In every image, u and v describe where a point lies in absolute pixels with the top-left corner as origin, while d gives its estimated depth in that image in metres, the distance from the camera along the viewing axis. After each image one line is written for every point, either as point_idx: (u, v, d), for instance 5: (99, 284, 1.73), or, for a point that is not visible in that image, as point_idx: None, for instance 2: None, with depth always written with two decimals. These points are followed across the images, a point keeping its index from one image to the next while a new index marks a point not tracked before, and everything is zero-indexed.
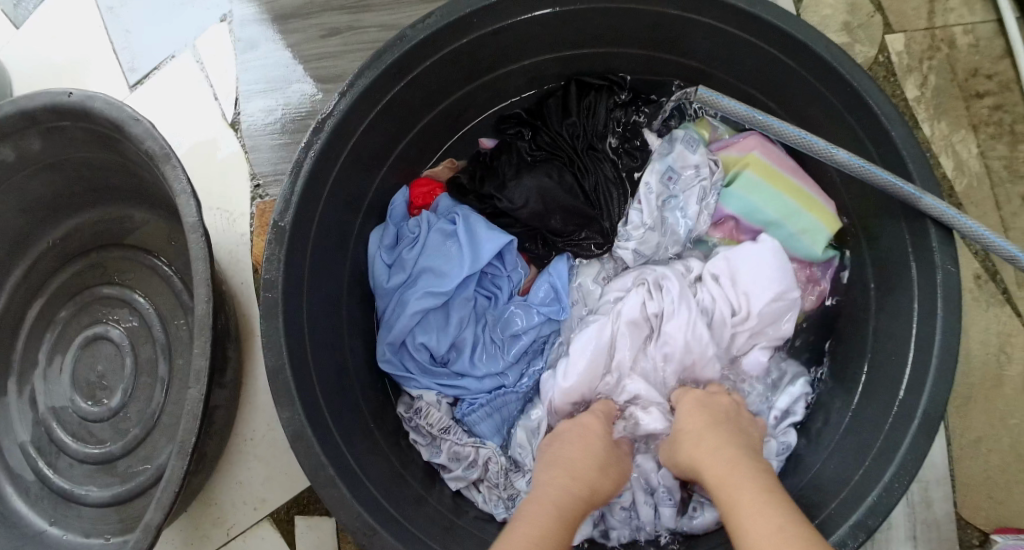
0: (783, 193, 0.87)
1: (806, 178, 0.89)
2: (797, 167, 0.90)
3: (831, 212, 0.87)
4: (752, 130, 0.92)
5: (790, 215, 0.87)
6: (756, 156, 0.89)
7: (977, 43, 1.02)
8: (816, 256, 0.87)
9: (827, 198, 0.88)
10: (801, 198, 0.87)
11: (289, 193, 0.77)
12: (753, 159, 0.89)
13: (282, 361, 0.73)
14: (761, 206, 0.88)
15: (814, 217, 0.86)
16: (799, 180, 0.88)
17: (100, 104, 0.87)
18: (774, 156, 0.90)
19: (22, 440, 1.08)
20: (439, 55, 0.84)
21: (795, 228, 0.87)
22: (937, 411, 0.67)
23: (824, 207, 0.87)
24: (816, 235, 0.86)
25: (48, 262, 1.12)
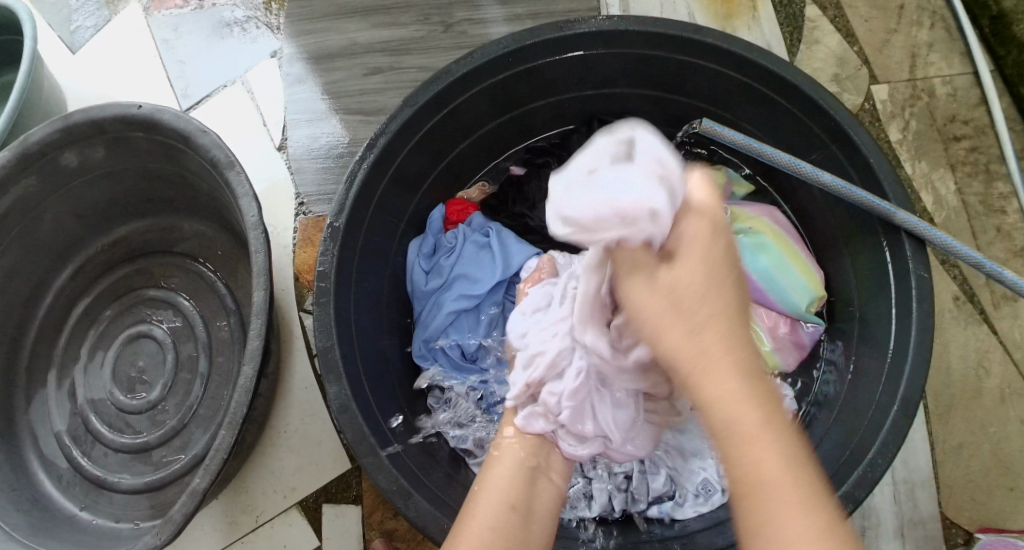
0: (783, 255, 0.95)
1: (806, 249, 0.98)
2: (799, 236, 0.99)
3: (819, 280, 0.95)
4: (766, 201, 1.02)
5: (785, 273, 0.94)
6: (765, 221, 0.98)
7: (954, 93, 1.14)
8: (799, 314, 0.94)
9: (818, 268, 0.97)
10: (795, 261, 0.95)
11: (344, 199, 0.86)
12: (762, 220, 0.98)
13: (331, 341, 0.80)
14: (763, 260, 0.95)
15: (804, 278, 0.94)
16: (799, 247, 0.97)
17: (169, 117, 0.97)
18: (780, 224, 0.99)
19: (58, 430, 1.14)
20: (478, 87, 0.94)
21: (787, 283, 0.94)
22: (915, 395, 0.75)
23: (815, 275, 0.95)
24: (803, 292, 0.94)
25: (97, 265, 1.20)
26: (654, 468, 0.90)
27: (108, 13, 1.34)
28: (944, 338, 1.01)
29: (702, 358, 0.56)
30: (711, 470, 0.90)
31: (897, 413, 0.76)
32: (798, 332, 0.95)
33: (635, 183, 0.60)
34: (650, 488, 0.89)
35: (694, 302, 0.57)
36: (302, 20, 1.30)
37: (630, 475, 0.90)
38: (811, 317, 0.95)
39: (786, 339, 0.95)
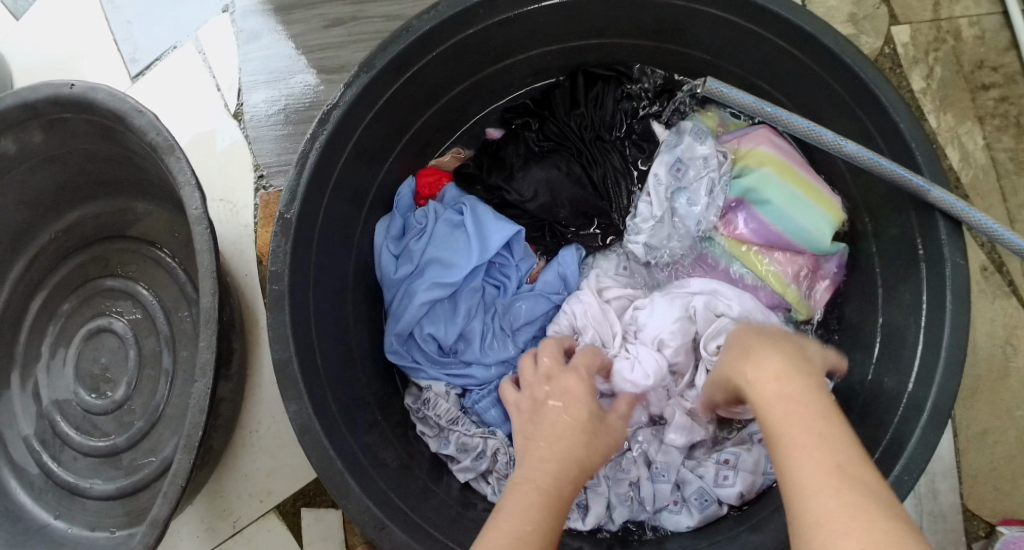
0: (792, 188, 0.85)
1: (811, 171, 0.88)
2: (802, 160, 0.89)
3: (834, 203, 0.85)
4: (760, 124, 0.91)
5: (798, 208, 0.84)
6: (763, 152, 0.88)
7: (983, 34, 1.02)
8: (823, 250, 0.85)
9: (831, 190, 0.87)
10: (807, 192, 0.85)
11: (295, 185, 0.77)
12: (759, 151, 0.88)
13: (289, 353, 0.73)
14: (769, 196, 0.85)
15: (820, 209, 0.84)
16: (804, 172, 0.87)
17: (103, 96, 0.87)
18: (780, 149, 0.88)
19: (25, 433, 1.08)
20: (444, 46, 0.83)
21: (803, 220, 0.84)
22: (946, 404, 0.68)
23: (828, 198, 0.85)
24: (824, 227, 0.84)
25: (51, 254, 1.11)
26: (661, 471, 0.84)
27: None
28: None
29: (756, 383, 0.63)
30: (710, 477, 0.83)
31: (925, 424, 0.68)
32: (819, 267, 0.87)
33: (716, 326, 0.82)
34: (654, 496, 0.84)
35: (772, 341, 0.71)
36: None
37: (635, 483, 0.85)
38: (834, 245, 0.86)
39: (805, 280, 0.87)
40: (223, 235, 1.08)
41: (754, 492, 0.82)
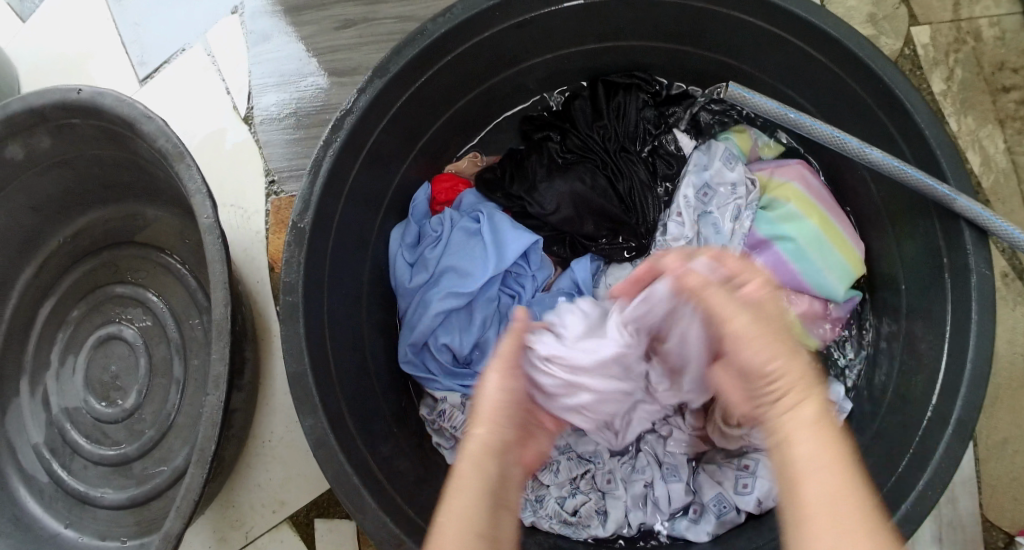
0: (817, 229, 0.83)
1: (842, 217, 0.85)
2: (835, 204, 0.86)
3: (858, 255, 0.84)
4: (796, 159, 0.90)
5: (820, 250, 0.82)
6: (796, 189, 0.85)
7: (1004, 35, 1.01)
8: (838, 297, 0.83)
9: (856, 239, 0.85)
10: (832, 235, 0.83)
11: (308, 193, 0.75)
12: (790, 186, 0.86)
13: (304, 367, 0.72)
14: (793, 234, 0.83)
15: (842, 256, 0.83)
16: (835, 217, 0.85)
17: (111, 101, 0.86)
18: (813, 188, 0.86)
19: (35, 442, 1.07)
20: (459, 50, 0.82)
21: (822, 263, 0.82)
22: (971, 417, 0.67)
23: (853, 248, 0.84)
24: (840, 273, 0.83)
25: (60, 260, 1.10)
26: (672, 472, 0.85)
27: None
28: None
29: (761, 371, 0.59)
30: (727, 484, 0.82)
31: (951, 438, 0.67)
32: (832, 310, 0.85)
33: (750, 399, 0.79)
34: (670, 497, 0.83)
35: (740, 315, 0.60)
36: None
37: (650, 484, 0.84)
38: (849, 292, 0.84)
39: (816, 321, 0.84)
40: (233, 241, 1.07)
41: (773, 497, 0.80)
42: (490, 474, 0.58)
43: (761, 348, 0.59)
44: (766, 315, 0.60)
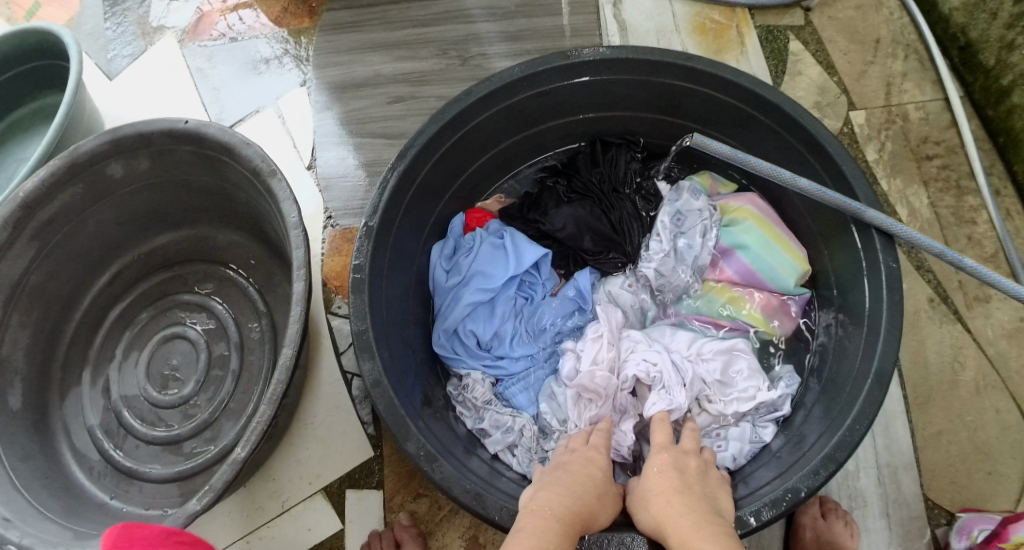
0: (767, 237, 1.04)
1: (786, 230, 1.07)
2: (780, 220, 1.07)
3: (803, 257, 1.04)
4: (746, 192, 1.10)
5: (771, 253, 1.03)
6: (749, 209, 1.07)
7: (926, 117, 1.26)
8: (789, 289, 1.02)
9: (800, 246, 1.05)
10: (780, 242, 1.04)
11: (377, 202, 0.96)
12: (745, 209, 1.07)
13: (366, 325, 0.89)
14: (749, 241, 1.04)
15: (790, 257, 1.03)
16: (781, 231, 1.06)
17: (214, 130, 1.07)
18: (763, 210, 1.07)
19: (90, 424, 1.20)
20: (495, 108, 1.04)
21: (774, 261, 1.02)
22: (887, 370, 0.85)
23: (799, 253, 1.04)
24: (791, 271, 1.02)
25: (133, 272, 1.27)
26: None
27: (144, 44, 1.48)
28: (921, 336, 1.10)
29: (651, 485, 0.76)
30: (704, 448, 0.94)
31: (872, 387, 0.85)
32: (786, 304, 1.04)
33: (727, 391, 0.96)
34: None
35: (660, 444, 0.82)
36: (330, 54, 1.42)
37: None
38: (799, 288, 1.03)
39: (776, 314, 1.03)
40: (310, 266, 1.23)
41: (743, 456, 0.94)
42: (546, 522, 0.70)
43: (654, 463, 0.79)
44: (663, 445, 0.81)
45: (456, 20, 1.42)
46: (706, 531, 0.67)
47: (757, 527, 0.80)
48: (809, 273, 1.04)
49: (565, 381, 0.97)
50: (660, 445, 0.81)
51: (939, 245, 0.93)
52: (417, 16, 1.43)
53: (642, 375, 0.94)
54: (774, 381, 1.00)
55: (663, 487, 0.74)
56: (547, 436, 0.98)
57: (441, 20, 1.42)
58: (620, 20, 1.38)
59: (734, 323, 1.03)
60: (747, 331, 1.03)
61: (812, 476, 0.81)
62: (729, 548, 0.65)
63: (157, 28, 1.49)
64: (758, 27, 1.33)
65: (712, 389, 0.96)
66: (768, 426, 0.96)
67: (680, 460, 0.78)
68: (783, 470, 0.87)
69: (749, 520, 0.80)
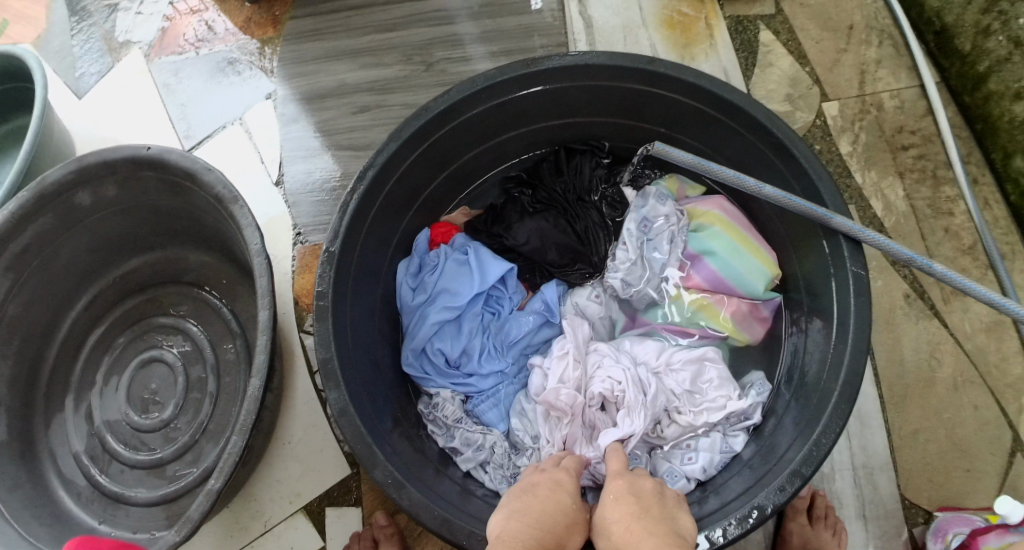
0: (735, 242, 1.03)
1: (754, 232, 1.06)
2: (748, 223, 1.06)
3: (772, 260, 1.03)
4: (715, 194, 1.09)
5: (740, 258, 1.02)
6: (717, 213, 1.05)
7: (902, 105, 1.23)
8: (758, 293, 1.02)
9: (769, 249, 1.04)
10: (748, 246, 1.03)
11: (338, 225, 0.95)
12: (713, 213, 1.06)
13: (330, 353, 0.89)
14: (716, 247, 1.03)
15: (758, 261, 1.02)
16: (750, 234, 1.05)
17: (176, 157, 1.07)
18: (731, 214, 1.06)
19: (76, 449, 1.21)
20: (455, 122, 1.02)
21: (743, 266, 1.02)
22: (854, 380, 0.84)
23: (767, 256, 1.03)
24: (759, 275, 1.01)
25: (109, 296, 1.28)
26: None
27: (111, 61, 1.47)
28: (897, 333, 1.09)
29: (609, 514, 0.76)
30: (675, 459, 0.94)
31: (838, 399, 0.84)
32: (757, 308, 1.03)
33: (699, 403, 0.96)
34: None
35: (615, 473, 0.82)
36: (295, 64, 1.40)
37: None
38: (768, 292, 1.03)
39: (748, 318, 1.02)
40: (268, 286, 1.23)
41: (714, 467, 0.94)
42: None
43: (611, 493, 0.79)
44: (617, 474, 0.82)
45: (422, 24, 1.40)
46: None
47: (724, 544, 0.80)
48: (779, 276, 1.03)
49: (534, 396, 0.98)
50: (615, 475, 0.82)
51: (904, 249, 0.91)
52: (382, 20, 1.41)
53: (608, 389, 0.95)
54: (747, 389, 1.00)
55: (622, 513, 0.75)
56: (518, 451, 0.99)
57: (406, 24, 1.40)
58: (586, 17, 1.35)
59: (704, 329, 1.03)
60: (718, 338, 1.03)
61: (778, 493, 0.81)
62: None
63: (123, 44, 1.47)
64: (727, 18, 1.30)
65: (683, 401, 0.96)
66: (741, 435, 0.96)
67: (636, 486, 0.79)
68: (756, 479, 0.87)
69: (715, 538, 0.80)
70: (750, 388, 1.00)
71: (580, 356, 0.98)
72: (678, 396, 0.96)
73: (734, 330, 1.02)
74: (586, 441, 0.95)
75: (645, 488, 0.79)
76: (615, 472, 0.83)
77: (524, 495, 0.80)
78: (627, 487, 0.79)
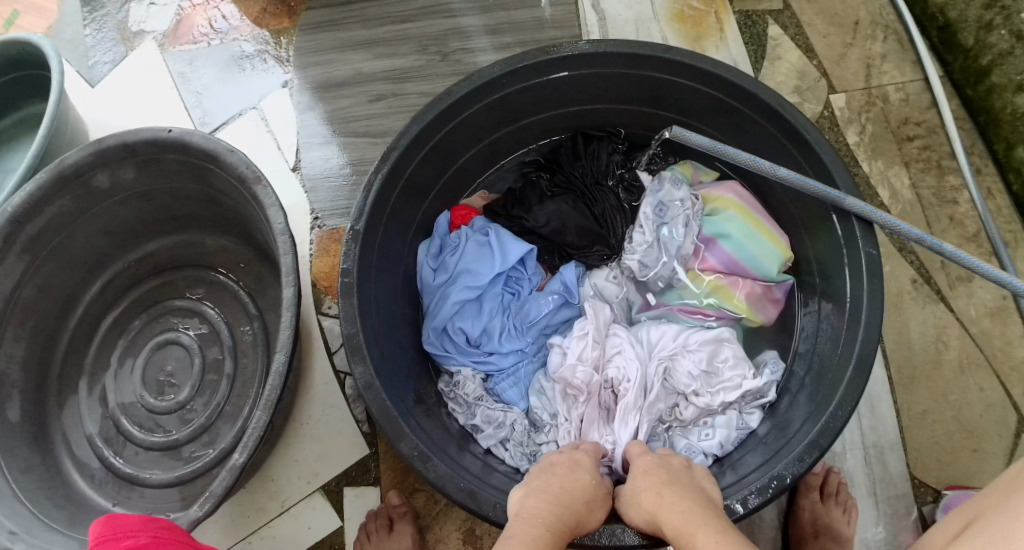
0: (749, 225, 1.06)
1: (767, 216, 1.08)
2: (761, 207, 1.09)
3: (785, 243, 1.05)
4: (730, 179, 1.12)
5: (753, 241, 1.04)
6: (730, 199, 1.08)
7: (907, 98, 1.26)
8: (772, 275, 1.04)
9: (781, 233, 1.07)
10: (761, 230, 1.05)
11: (362, 205, 0.96)
12: (726, 198, 1.08)
13: (356, 329, 0.90)
14: (731, 231, 1.05)
15: (772, 244, 1.04)
16: (764, 219, 1.07)
17: (198, 139, 1.08)
18: (745, 199, 1.08)
19: (89, 432, 1.22)
20: (476, 106, 1.04)
21: (756, 249, 1.04)
22: (869, 356, 0.87)
23: (780, 239, 1.05)
24: (772, 257, 1.04)
25: (124, 279, 1.28)
26: None
27: (125, 49, 1.47)
28: (904, 316, 1.11)
29: (637, 491, 0.78)
30: (693, 436, 0.96)
31: (854, 373, 0.87)
32: (771, 290, 1.05)
33: (714, 384, 0.98)
34: None
35: (638, 454, 0.85)
36: (311, 53, 1.42)
37: None
38: (781, 275, 1.05)
39: (762, 301, 1.05)
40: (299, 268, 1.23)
41: (731, 443, 0.95)
42: (536, 526, 0.71)
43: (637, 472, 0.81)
44: (641, 455, 0.84)
45: (437, 15, 1.42)
46: (699, 519, 0.69)
47: (744, 514, 0.82)
48: (791, 260, 1.06)
49: (552, 375, 1.00)
50: (639, 456, 0.84)
51: (917, 231, 0.93)
52: (397, 12, 1.43)
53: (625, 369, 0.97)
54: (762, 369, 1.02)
55: (650, 488, 0.77)
56: (537, 428, 1.00)
57: (421, 15, 1.42)
58: (599, 10, 1.38)
59: (718, 311, 1.05)
60: (732, 319, 1.06)
61: (796, 464, 0.83)
62: (722, 527, 0.67)
63: (137, 33, 1.48)
64: (737, 12, 1.33)
65: (699, 382, 0.98)
66: (757, 413, 0.98)
67: (661, 464, 0.81)
68: (771, 454, 0.89)
69: (736, 508, 0.82)
70: (765, 369, 1.02)
71: (598, 339, 1.00)
72: (694, 377, 0.98)
73: (748, 311, 1.05)
74: (604, 422, 0.97)
75: (670, 465, 0.81)
76: (638, 454, 0.84)
77: (548, 471, 0.82)
78: (651, 465, 0.81)
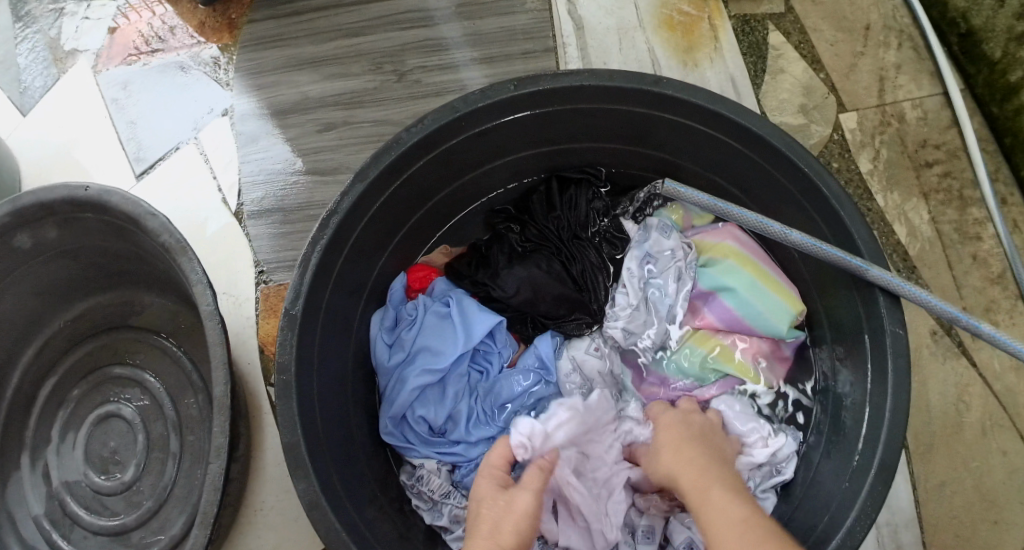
0: (753, 277, 0.93)
1: (771, 263, 0.96)
2: (763, 253, 0.97)
3: (795, 295, 0.93)
4: (727, 220, 1.00)
5: (758, 295, 0.92)
6: (729, 246, 0.96)
7: (925, 116, 1.12)
8: (782, 333, 0.92)
9: (790, 283, 0.95)
10: (768, 282, 0.93)
11: (299, 284, 0.83)
12: (725, 245, 0.97)
13: (296, 437, 0.79)
14: (733, 283, 0.93)
15: (779, 297, 0.92)
16: (768, 267, 0.95)
17: (117, 199, 0.94)
18: (743, 244, 0.97)
19: (35, 514, 1.12)
20: (432, 155, 0.91)
21: (763, 305, 0.92)
22: (892, 460, 0.76)
23: (790, 291, 0.93)
24: (781, 314, 0.92)
25: (61, 342, 1.17)
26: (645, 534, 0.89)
27: (57, 72, 1.31)
28: (923, 376, 1.00)
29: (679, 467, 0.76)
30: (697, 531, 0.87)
31: (875, 479, 0.76)
32: (778, 348, 0.94)
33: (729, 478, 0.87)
34: None
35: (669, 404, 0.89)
36: (254, 75, 1.28)
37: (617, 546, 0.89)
38: (792, 331, 0.93)
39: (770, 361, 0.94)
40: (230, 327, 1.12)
41: None
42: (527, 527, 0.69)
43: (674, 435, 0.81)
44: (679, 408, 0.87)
45: (396, 27, 1.27)
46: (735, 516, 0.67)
47: None
48: (803, 312, 0.94)
49: None
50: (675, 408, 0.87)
51: (953, 309, 0.81)
52: (351, 24, 1.29)
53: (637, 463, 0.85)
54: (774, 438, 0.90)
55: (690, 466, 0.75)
56: None
57: (377, 28, 1.28)
58: (576, 18, 1.23)
59: (721, 384, 0.93)
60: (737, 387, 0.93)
61: None
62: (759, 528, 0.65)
63: (70, 53, 1.32)
64: (733, 17, 1.18)
65: None
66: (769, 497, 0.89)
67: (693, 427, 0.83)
68: None
69: None
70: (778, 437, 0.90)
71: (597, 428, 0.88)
72: None
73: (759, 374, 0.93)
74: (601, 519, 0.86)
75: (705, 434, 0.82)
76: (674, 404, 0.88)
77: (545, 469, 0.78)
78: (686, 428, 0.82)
